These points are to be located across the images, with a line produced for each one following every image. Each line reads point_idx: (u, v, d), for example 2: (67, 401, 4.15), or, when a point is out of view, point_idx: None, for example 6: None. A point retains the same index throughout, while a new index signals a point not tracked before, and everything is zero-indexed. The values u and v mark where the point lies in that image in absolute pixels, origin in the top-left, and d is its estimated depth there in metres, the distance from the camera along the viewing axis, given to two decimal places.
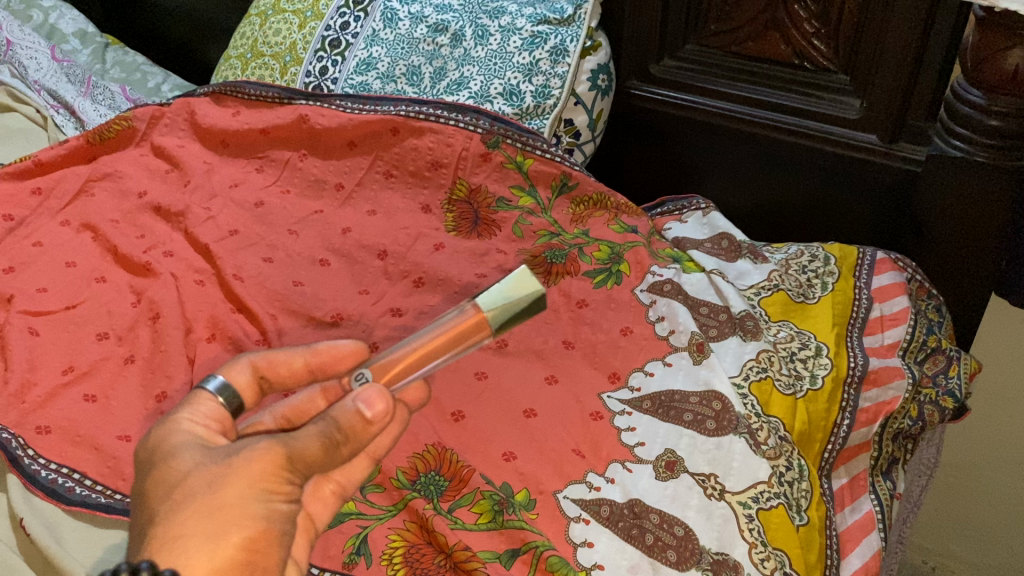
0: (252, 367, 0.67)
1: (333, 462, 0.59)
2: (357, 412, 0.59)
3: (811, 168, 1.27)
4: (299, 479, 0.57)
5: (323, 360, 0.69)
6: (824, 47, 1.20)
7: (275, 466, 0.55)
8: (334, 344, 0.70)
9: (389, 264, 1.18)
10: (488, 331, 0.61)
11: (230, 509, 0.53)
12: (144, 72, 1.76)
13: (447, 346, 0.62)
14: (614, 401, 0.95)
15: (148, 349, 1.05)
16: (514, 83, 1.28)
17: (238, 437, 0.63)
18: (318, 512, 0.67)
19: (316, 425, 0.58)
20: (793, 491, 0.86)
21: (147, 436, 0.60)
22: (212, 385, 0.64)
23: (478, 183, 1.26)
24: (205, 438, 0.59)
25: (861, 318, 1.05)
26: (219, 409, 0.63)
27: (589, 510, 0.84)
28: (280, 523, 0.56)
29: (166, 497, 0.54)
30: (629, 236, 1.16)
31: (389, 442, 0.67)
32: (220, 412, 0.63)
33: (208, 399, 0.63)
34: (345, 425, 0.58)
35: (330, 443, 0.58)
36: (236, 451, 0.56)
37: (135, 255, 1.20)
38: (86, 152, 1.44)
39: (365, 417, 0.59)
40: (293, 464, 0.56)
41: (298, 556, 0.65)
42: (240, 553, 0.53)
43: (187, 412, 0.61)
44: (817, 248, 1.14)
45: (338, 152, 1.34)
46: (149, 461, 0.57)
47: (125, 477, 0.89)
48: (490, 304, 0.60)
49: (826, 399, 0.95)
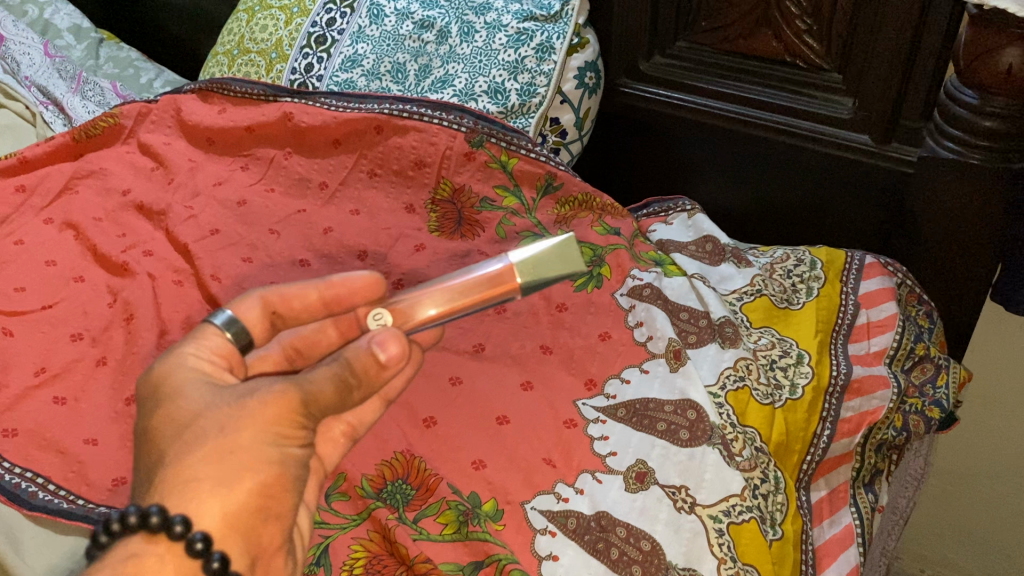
0: (264, 303, 0.70)
1: (345, 405, 0.62)
2: (371, 354, 0.61)
3: (801, 170, 1.25)
4: (311, 421, 0.60)
5: (337, 292, 0.71)
6: (816, 45, 1.16)
7: (287, 409, 0.58)
8: (348, 277, 0.72)
9: (369, 265, 1.16)
10: (519, 289, 0.62)
11: (241, 453, 0.56)
12: (137, 68, 1.76)
13: (478, 298, 0.63)
14: (589, 409, 0.93)
15: (120, 351, 1.04)
16: (499, 81, 1.26)
17: (243, 371, 0.67)
18: (328, 454, 0.71)
19: (329, 366, 0.61)
20: (767, 504, 0.84)
21: (153, 368, 0.63)
22: (219, 320, 0.68)
23: (462, 183, 1.24)
24: (211, 373, 0.63)
25: (847, 323, 1.03)
26: (225, 344, 0.67)
27: (556, 523, 0.82)
28: (292, 466, 0.59)
29: (177, 436, 0.56)
30: (611, 238, 1.12)
31: (401, 381, 0.72)
32: (226, 347, 0.66)
33: (215, 334, 0.67)
34: (358, 368, 0.61)
35: (343, 385, 0.61)
36: (247, 393, 0.59)
37: (113, 255, 1.19)
38: (73, 149, 1.43)
39: (379, 359, 0.61)
40: (304, 406, 0.59)
41: (310, 499, 0.69)
42: (252, 498, 0.56)
43: (194, 347, 0.65)
44: (804, 251, 1.10)
45: (323, 149, 1.32)
46: (155, 399, 0.60)
47: (89, 483, 0.88)
48: (524, 263, 0.62)
49: (806, 409, 0.93)
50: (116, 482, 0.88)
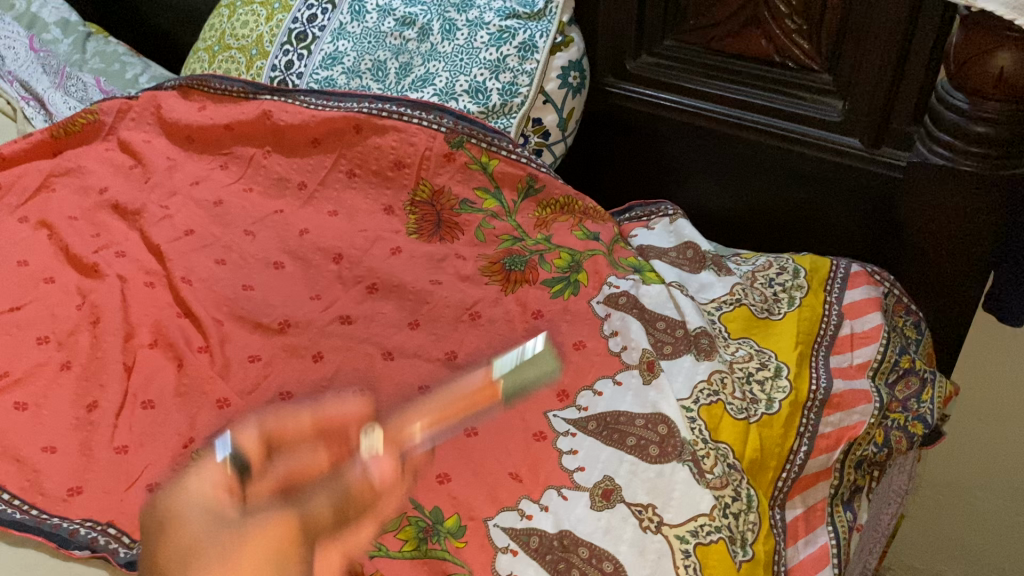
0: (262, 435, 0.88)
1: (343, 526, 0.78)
2: (365, 477, 0.80)
3: (789, 174, 1.21)
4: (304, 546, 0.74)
5: (326, 416, 0.91)
6: (806, 45, 1.13)
7: (284, 534, 0.73)
8: (337, 403, 0.92)
9: (344, 268, 1.14)
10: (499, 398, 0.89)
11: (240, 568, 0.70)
12: (123, 63, 1.69)
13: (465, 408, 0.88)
14: (559, 421, 0.91)
15: (85, 355, 1.02)
16: (480, 80, 1.23)
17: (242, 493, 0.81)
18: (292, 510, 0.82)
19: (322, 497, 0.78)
20: (737, 523, 0.82)
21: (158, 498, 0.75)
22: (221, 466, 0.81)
23: (441, 184, 1.21)
24: (212, 502, 0.76)
25: (829, 335, 1.00)
26: (222, 477, 0.80)
27: (518, 541, 0.79)
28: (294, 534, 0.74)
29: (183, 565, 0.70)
30: (591, 244, 1.13)
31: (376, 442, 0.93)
32: (224, 479, 0.79)
33: (215, 473, 0.80)
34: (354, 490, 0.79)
35: (337, 512, 0.77)
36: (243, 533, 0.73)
37: (85, 255, 1.17)
38: (51, 146, 1.42)
39: (372, 480, 0.80)
40: (294, 530, 0.73)
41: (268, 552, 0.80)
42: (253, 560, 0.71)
43: (191, 482, 0.75)
44: (787, 259, 1.09)
45: (302, 149, 1.29)
46: (162, 530, 0.73)
47: (43, 492, 0.86)
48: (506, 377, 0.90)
49: (782, 424, 0.90)
50: (71, 491, 0.86)
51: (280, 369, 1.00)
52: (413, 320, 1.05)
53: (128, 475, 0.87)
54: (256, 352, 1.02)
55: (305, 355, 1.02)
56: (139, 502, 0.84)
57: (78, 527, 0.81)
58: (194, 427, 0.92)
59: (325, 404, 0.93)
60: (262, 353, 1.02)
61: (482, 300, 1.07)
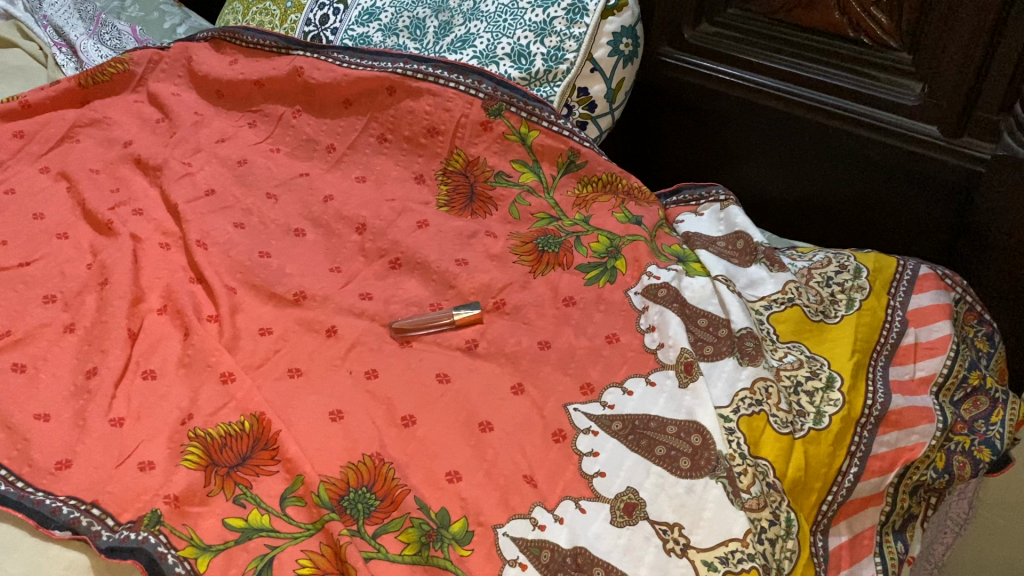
0: (303, 415, 0.83)
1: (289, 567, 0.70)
2: (333, 535, 0.72)
3: (858, 161, 1.10)
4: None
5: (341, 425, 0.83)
6: (885, 19, 1.02)
7: None
8: (351, 413, 0.84)
9: (366, 240, 1.07)
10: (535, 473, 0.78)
11: None
12: (162, 12, 1.66)
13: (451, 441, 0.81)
14: (580, 416, 0.83)
15: (90, 318, 0.95)
16: (524, 43, 1.15)
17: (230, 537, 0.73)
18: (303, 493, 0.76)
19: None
20: (774, 551, 0.74)
21: (213, 488, 0.77)
22: (245, 501, 0.76)
23: (477, 155, 1.14)
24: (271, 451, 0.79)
25: (890, 344, 0.90)
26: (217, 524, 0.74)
27: (528, 554, 0.72)
28: None
29: None
30: (631, 228, 1.06)
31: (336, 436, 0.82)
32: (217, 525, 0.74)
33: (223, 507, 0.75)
34: None
35: None
36: None
37: (100, 211, 1.09)
38: (79, 95, 1.35)
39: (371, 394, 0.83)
40: None
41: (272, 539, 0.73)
42: None
43: (207, 517, 0.74)
44: (848, 257, 0.99)
45: (333, 110, 1.23)
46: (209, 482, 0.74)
47: (32, 464, 0.78)
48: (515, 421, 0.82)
49: (831, 441, 0.81)
50: (59, 465, 0.78)
51: (294, 345, 0.92)
52: (435, 303, 0.98)
53: (121, 451, 0.79)
54: (267, 325, 0.95)
55: (318, 329, 0.94)
56: (128, 481, 0.76)
57: (78, 516, 0.73)
58: (195, 401, 0.84)
59: (333, 385, 0.87)
60: (274, 326, 0.95)
61: (511, 285, 0.99)
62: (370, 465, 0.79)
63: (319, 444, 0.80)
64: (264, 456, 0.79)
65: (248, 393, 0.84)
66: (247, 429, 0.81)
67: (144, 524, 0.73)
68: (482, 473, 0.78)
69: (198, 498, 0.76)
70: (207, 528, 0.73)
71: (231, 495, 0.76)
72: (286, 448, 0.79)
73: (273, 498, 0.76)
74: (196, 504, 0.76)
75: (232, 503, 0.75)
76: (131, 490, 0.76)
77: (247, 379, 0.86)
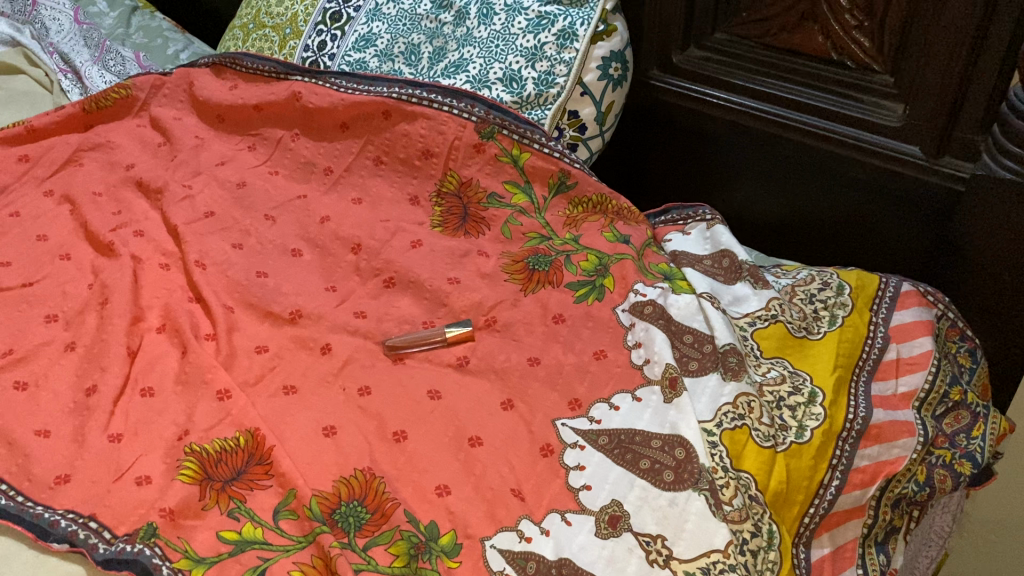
0: (294, 433, 0.85)
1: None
2: (331, 547, 0.73)
3: (844, 182, 1.13)
4: None
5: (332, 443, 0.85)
6: (867, 42, 1.04)
7: None
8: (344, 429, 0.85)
9: (361, 260, 1.09)
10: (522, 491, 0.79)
11: None
12: (166, 38, 1.68)
13: (440, 456, 0.83)
14: (568, 431, 0.85)
15: (90, 336, 0.97)
16: (515, 68, 1.18)
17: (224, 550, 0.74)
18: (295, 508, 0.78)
19: None
20: (756, 562, 0.76)
21: (208, 503, 0.78)
22: (239, 516, 0.77)
23: (469, 176, 1.17)
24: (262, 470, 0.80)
25: (872, 360, 0.92)
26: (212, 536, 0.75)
27: (515, 566, 0.74)
28: None
29: None
30: (619, 247, 1.08)
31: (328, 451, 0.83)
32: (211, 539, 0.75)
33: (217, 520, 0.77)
34: None
35: None
36: None
37: (101, 233, 1.12)
38: (82, 120, 1.39)
39: None
40: None
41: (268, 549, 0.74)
42: None
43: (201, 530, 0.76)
44: (832, 274, 1.01)
45: (331, 133, 1.25)
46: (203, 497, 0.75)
47: (31, 479, 0.80)
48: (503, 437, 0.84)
49: (813, 455, 0.83)
50: (58, 479, 0.80)
51: (289, 362, 0.94)
52: (427, 321, 1.00)
53: (118, 465, 0.81)
54: (263, 343, 0.97)
55: (313, 346, 0.96)
56: (125, 495, 0.78)
57: (76, 529, 0.75)
58: (192, 417, 0.86)
59: (326, 401, 0.89)
60: (269, 343, 0.97)
61: (502, 303, 1.01)
62: (364, 480, 0.80)
63: (311, 459, 0.82)
64: (258, 470, 0.80)
65: (243, 409, 0.86)
66: (242, 444, 0.83)
67: (140, 536, 0.75)
68: (471, 486, 0.80)
69: (194, 511, 0.77)
70: (201, 540, 0.75)
71: (225, 509, 0.78)
72: (279, 463, 0.80)
73: (266, 511, 0.77)
74: (190, 517, 0.77)
75: (226, 517, 0.77)
76: (128, 504, 0.77)
77: (243, 395, 0.88)
